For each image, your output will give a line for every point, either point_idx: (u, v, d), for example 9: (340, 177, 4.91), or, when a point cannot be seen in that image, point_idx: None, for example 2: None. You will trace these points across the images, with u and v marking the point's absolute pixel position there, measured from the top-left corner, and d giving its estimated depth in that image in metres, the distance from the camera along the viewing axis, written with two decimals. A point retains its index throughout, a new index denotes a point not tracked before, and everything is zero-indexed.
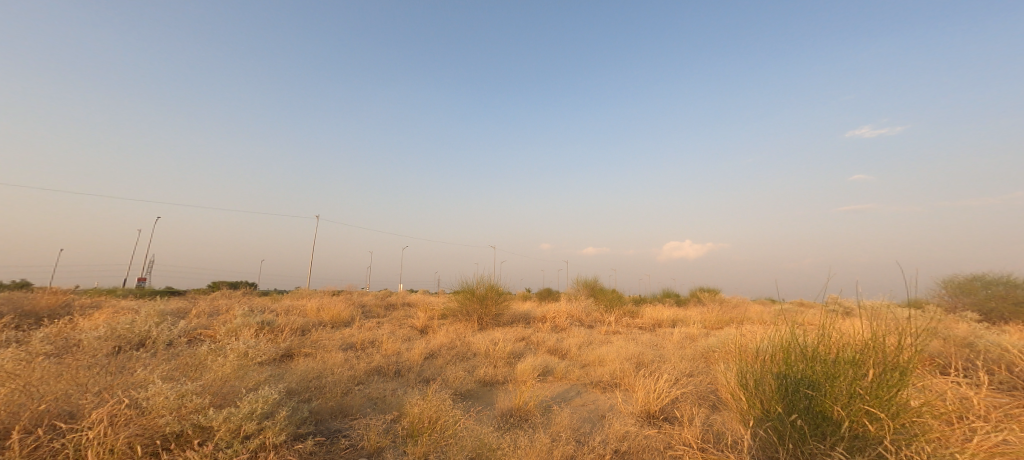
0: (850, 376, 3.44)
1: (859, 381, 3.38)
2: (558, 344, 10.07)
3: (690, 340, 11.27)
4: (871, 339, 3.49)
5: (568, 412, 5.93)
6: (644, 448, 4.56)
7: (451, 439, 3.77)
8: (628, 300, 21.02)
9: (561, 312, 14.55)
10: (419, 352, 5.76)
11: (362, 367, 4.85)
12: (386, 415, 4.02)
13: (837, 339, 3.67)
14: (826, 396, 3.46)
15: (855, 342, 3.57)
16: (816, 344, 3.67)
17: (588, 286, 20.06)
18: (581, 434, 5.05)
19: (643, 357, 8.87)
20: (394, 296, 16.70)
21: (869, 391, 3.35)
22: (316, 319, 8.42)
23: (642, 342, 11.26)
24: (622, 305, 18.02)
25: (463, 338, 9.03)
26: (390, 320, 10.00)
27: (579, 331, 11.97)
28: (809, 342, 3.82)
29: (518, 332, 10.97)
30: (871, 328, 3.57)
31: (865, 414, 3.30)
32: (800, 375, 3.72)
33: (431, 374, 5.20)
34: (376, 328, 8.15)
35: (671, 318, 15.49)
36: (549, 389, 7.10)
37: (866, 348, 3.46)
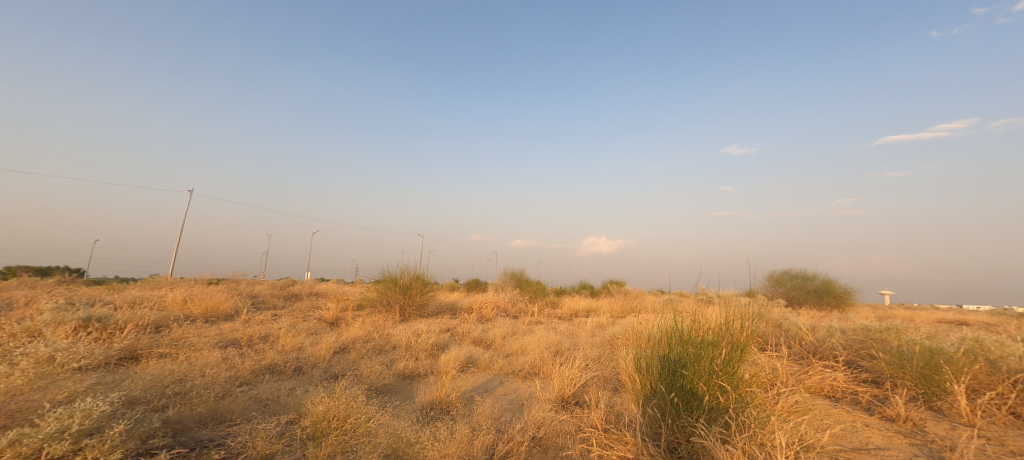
0: (710, 356, 4.25)
1: (715, 360, 4.20)
2: (483, 334, 10.12)
3: (601, 328, 12.19)
4: (725, 325, 4.37)
5: (487, 402, 5.99)
6: (558, 433, 4.76)
7: (363, 437, 3.57)
8: (550, 290, 21.94)
9: (487, 302, 14.66)
10: (327, 346, 5.36)
11: (249, 367, 4.36)
12: (280, 417, 3.66)
13: (703, 325, 4.51)
14: (694, 374, 4.21)
15: (715, 327, 4.42)
16: (690, 330, 4.45)
17: (512, 277, 20.47)
18: (501, 422, 5.12)
19: (561, 345, 9.29)
20: (301, 285, 15.29)
21: (722, 368, 4.18)
22: (181, 313, 7.38)
23: (561, 331, 11.82)
24: (544, 296, 18.73)
25: (382, 330, 8.64)
26: (288, 312, 9.15)
27: (504, 321, 12.16)
28: (684, 328, 4.62)
29: (441, 323, 10.79)
30: (725, 315, 4.48)
31: (719, 387, 4.10)
32: (674, 356, 4.49)
33: (339, 369, 4.88)
34: (271, 321, 7.39)
35: (586, 308, 16.54)
36: (472, 380, 7.10)
37: (722, 332, 4.32)
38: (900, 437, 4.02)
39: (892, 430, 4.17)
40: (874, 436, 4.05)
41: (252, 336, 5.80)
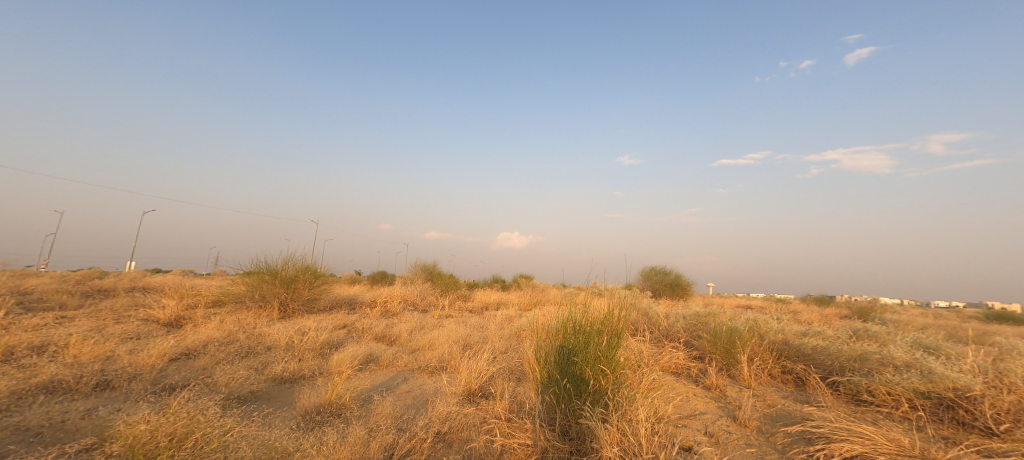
0: (595, 342, 4.44)
1: (600, 346, 4.41)
2: (386, 330, 9.39)
3: (509, 321, 12.28)
4: (609, 312, 4.60)
5: (391, 401, 5.47)
6: (463, 427, 4.49)
7: (213, 453, 2.89)
8: (462, 283, 21.71)
9: (394, 295, 13.80)
10: (157, 353, 4.36)
11: (15, 388, 3.27)
12: (65, 447, 2.78)
13: (591, 313, 4.68)
14: (583, 361, 4.35)
15: (599, 315, 4.63)
16: (579, 318, 4.59)
17: (424, 270, 19.70)
18: (403, 421, 4.68)
19: (471, 338, 9.10)
20: (152, 278, 12.64)
21: (605, 353, 4.41)
22: None
23: (470, 324, 11.64)
24: (456, 289, 18.40)
25: (250, 330, 7.44)
26: (96, 314, 7.34)
27: (411, 315, 11.53)
28: (575, 314, 4.75)
29: (337, 319, 9.74)
30: (609, 303, 4.71)
31: (603, 372, 4.31)
32: (567, 345, 4.56)
33: (176, 379, 3.98)
34: (61, 326, 5.83)
35: (496, 300, 16.65)
36: (370, 379, 6.45)
37: (605, 318, 4.54)
38: (713, 401, 5.74)
39: (709, 396, 5.93)
40: (697, 400, 5.76)
41: (10, 348, 4.41)
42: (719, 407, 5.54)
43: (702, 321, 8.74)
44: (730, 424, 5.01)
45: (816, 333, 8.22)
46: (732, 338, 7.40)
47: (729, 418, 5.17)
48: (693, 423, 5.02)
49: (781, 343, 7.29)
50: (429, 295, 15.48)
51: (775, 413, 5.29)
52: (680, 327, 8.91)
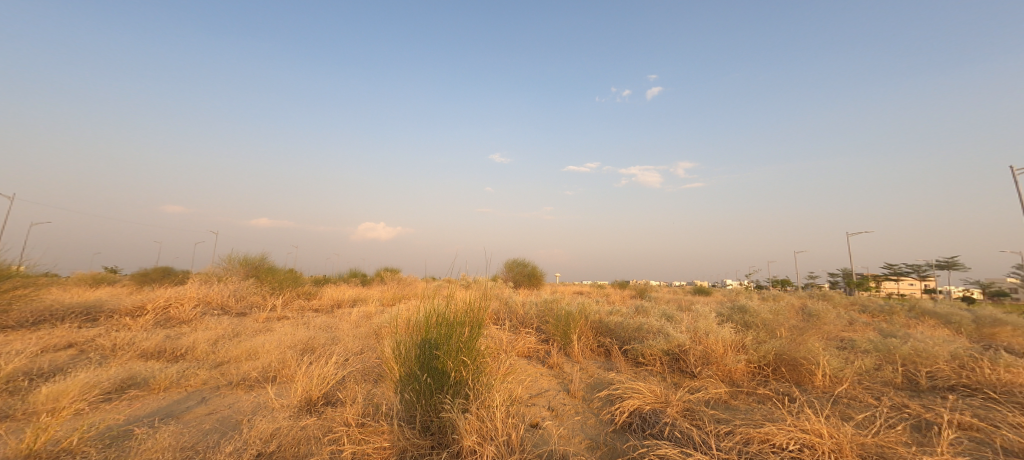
0: (456, 335, 5.24)
1: (461, 338, 5.26)
2: (160, 342, 8.11)
3: (366, 318, 12.15)
4: (470, 309, 5.49)
5: (169, 430, 4.81)
6: (301, 439, 4.58)
7: None
8: (305, 279, 20.09)
9: (185, 294, 11.62)
10: None
11: None
12: None
13: (455, 309, 5.45)
14: (446, 353, 5.07)
15: (461, 312, 5.42)
16: (445, 314, 5.32)
17: (248, 265, 17.45)
18: (201, 446, 4.17)
19: (314, 342, 8.80)
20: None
21: (467, 345, 5.26)
22: None
23: (314, 325, 11.03)
24: (291, 287, 16.96)
25: None
26: None
27: (216, 322, 10.24)
28: (442, 309, 5.46)
29: (53, 336, 7.54)
30: (472, 302, 5.59)
31: (463, 364, 5.11)
32: (430, 338, 5.21)
33: None
34: None
35: (353, 297, 16.11)
36: (137, 409, 5.56)
37: (467, 314, 5.42)
38: (552, 378, 7.22)
39: (551, 374, 7.41)
40: (542, 379, 7.15)
41: None
42: (558, 383, 7.02)
43: (551, 310, 10.41)
44: (565, 396, 6.49)
45: (614, 310, 10.82)
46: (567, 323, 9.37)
47: (563, 392, 6.66)
48: (539, 400, 6.30)
49: (603, 323, 9.57)
50: (252, 294, 13.80)
51: (595, 383, 7.07)
52: (535, 316, 10.59)
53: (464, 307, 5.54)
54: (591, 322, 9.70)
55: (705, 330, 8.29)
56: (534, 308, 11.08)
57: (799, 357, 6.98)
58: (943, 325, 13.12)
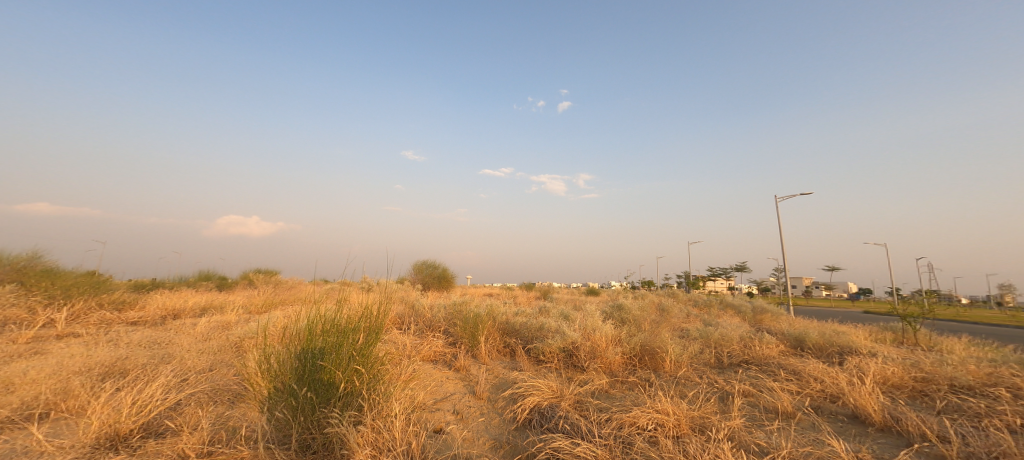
0: (345, 343, 4.17)
1: (353, 345, 4.19)
2: None
3: (223, 329, 9.49)
4: (366, 312, 4.53)
5: None
6: None
7: None
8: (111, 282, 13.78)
9: None
10: None
11: None
12: None
13: (353, 315, 4.48)
14: (332, 362, 4.00)
15: (356, 315, 4.47)
16: (342, 319, 4.28)
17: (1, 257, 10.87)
18: None
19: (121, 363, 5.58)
20: None
21: (359, 353, 4.21)
22: None
23: (132, 344, 7.64)
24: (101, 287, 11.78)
25: None
26: None
27: None
28: (338, 315, 4.37)
29: None
30: (378, 305, 4.78)
31: (355, 373, 4.06)
32: (313, 347, 4.09)
33: None
34: None
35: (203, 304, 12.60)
36: None
37: (363, 317, 4.47)
38: (461, 382, 6.52)
39: (456, 379, 6.61)
40: (449, 383, 6.41)
41: None
42: (465, 386, 6.36)
43: (456, 311, 9.78)
44: (472, 398, 5.89)
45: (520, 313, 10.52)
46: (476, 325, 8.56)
47: (471, 395, 6.01)
48: (444, 404, 5.57)
49: (510, 324, 9.17)
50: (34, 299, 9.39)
51: (498, 383, 6.54)
52: (444, 318, 9.61)
53: (359, 311, 4.59)
54: (500, 324, 9.19)
55: (591, 326, 8.62)
56: (435, 310, 10.27)
57: (663, 347, 7.66)
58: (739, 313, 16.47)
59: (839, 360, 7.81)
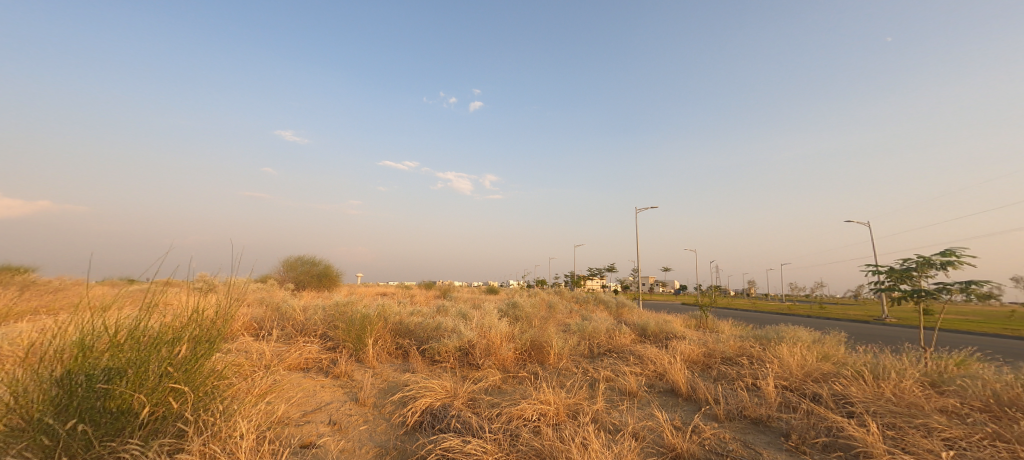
0: (160, 356, 2.38)
1: (172, 359, 2.42)
2: None
3: None
4: (197, 312, 2.77)
5: None
6: None
7: None
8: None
9: None
10: None
11: None
12: None
13: (160, 321, 2.60)
14: (129, 385, 2.20)
15: (180, 319, 2.70)
16: (160, 325, 2.51)
17: None
18: None
19: None
20: None
21: (180, 367, 2.46)
22: None
23: None
24: None
25: None
26: None
27: None
28: (143, 322, 2.51)
29: None
30: (204, 304, 2.92)
31: (171, 393, 2.37)
32: (88, 368, 2.17)
33: None
34: None
35: None
36: None
37: (194, 319, 2.70)
38: (342, 389, 4.00)
39: (337, 385, 4.08)
40: (325, 391, 3.89)
41: None
42: (347, 393, 3.91)
43: (344, 311, 6.18)
44: (352, 405, 3.63)
45: (418, 311, 7.01)
46: (367, 326, 5.35)
47: (353, 401, 3.72)
48: (316, 416, 3.36)
49: (405, 323, 5.90)
50: None
51: (388, 386, 4.12)
52: (320, 321, 5.99)
53: (183, 317, 2.79)
54: (394, 325, 5.87)
55: (484, 324, 5.93)
56: (312, 311, 6.53)
57: (551, 339, 5.77)
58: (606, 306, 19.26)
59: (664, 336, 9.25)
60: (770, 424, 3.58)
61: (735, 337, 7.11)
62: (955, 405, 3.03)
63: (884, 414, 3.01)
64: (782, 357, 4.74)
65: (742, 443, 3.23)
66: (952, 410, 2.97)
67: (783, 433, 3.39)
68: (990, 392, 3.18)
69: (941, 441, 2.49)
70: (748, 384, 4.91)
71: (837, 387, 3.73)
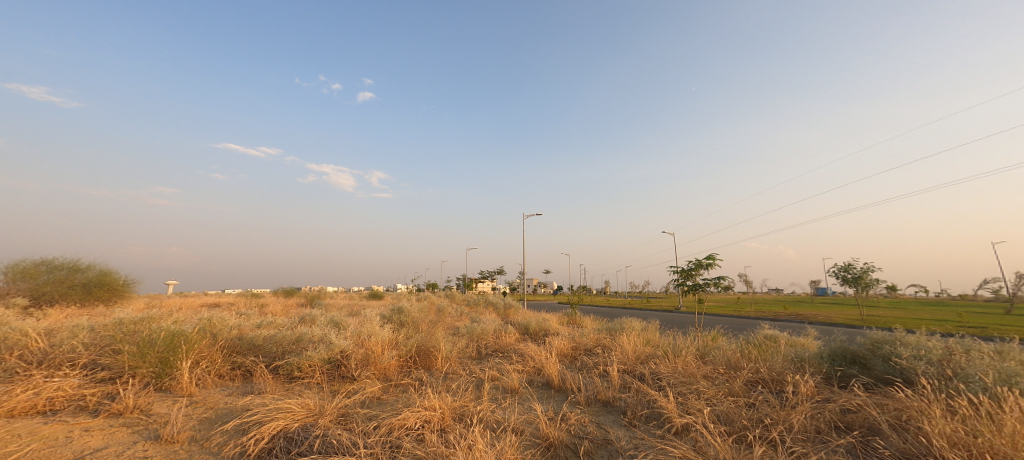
0: None
1: None
2: None
3: None
4: None
5: None
6: None
7: None
8: None
9: None
10: None
11: None
12: None
13: None
14: None
15: None
16: None
17: None
18: None
19: None
20: None
21: None
22: None
23: None
24: None
25: None
26: None
27: None
28: None
29: None
30: None
31: None
32: None
33: None
34: None
35: None
36: None
37: None
38: (127, 428, 2.82)
39: (118, 424, 2.88)
40: (92, 436, 2.66)
41: None
42: (136, 432, 2.77)
43: (133, 330, 4.27)
44: (147, 446, 2.59)
45: (268, 323, 6.08)
46: (181, 345, 3.99)
47: (148, 441, 2.66)
48: None
49: (247, 337, 4.78)
50: None
51: (215, 415, 3.16)
52: (82, 345, 3.97)
53: None
54: (228, 342, 4.65)
55: (362, 332, 5.69)
56: (63, 332, 4.25)
57: (439, 344, 5.82)
58: (490, 307, 20.00)
59: (540, 333, 10.05)
60: (614, 404, 4.28)
61: (592, 330, 8.22)
62: (714, 371, 4.18)
63: (677, 384, 3.92)
64: (622, 346, 5.68)
65: (596, 424, 3.77)
66: (717, 376, 4.01)
67: (623, 411, 4.08)
68: (728, 358, 4.49)
69: (704, 401, 3.37)
70: (602, 371, 5.74)
71: (656, 367, 4.70)
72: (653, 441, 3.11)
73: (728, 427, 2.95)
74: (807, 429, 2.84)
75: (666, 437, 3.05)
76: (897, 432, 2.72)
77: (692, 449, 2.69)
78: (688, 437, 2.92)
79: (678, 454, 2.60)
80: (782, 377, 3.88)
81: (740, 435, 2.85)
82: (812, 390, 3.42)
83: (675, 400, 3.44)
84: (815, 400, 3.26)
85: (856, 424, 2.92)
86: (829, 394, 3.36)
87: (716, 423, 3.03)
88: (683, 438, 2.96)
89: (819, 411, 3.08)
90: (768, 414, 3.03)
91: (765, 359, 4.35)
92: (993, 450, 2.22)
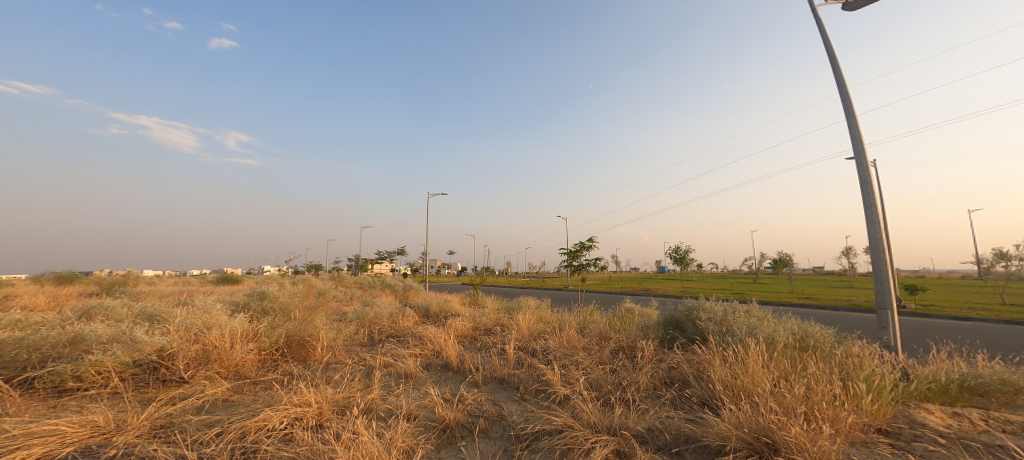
0: None
1: None
2: None
3: None
4: None
5: None
6: None
7: None
8: None
9: None
10: None
11: None
12: None
13: None
14: None
15: None
16: None
17: None
18: None
19: None
20: None
21: None
22: None
23: None
24: None
25: None
26: None
27: None
28: None
29: None
30: None
31: None
32: None
33: None
34: None
35: None
36: None
37: None
38: None
39: None
40: None
41: None
42: None
43: None
44: None
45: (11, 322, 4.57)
46: None
47: None
48: None
49: None
50: None
51: None
52: None
53: None
54: None
55: (200, 325, 4.77)
56: None
57: (318, 331, 5.25)
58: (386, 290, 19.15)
59: (436, 315, 9.88)
60: (508, 380, 4.37)
61: (492, 310, 8.36)
62: (591, 343, 4.51)
63: (561, 357, 4.14)
64: (517, 325, 5.83)
65: (492, 402, 3.79)
66: (592, 347, 4.35)
67: (515, 386, 4.19)
68: (600, 330, 4.90)
69: (581, 370, 3.61)
70: (499, 350, 5.83)
71: (546, 342, 4.92)
72: (540, 412, 3.22)
73: (596, 392, 3.19)
74: (647, 386, 3.22)
75: (551, 407, 3.18)
76: (697, 380, 3.23)
77: (570, 416, 2.85)
78: (568, 405, 3.08)
79: (558, 423, 2.73)
80: (634, 343, 4.34)
81: (605, 398, 3.10)
82: (653, 353, 3.88)
83: (558, 371, 3.62)
84: (654, 361, 3.71)
85: (675, 379, 3.40)
86: (661, 355, 3.85)
87: (589, 389, 3.27)
88: (564, 407, 3.13)
89: (654, 369, 3.51)
90: (625, 376, 3.35)
91: (624, 329, 4.84)
92: (745, 388, 2.77)
